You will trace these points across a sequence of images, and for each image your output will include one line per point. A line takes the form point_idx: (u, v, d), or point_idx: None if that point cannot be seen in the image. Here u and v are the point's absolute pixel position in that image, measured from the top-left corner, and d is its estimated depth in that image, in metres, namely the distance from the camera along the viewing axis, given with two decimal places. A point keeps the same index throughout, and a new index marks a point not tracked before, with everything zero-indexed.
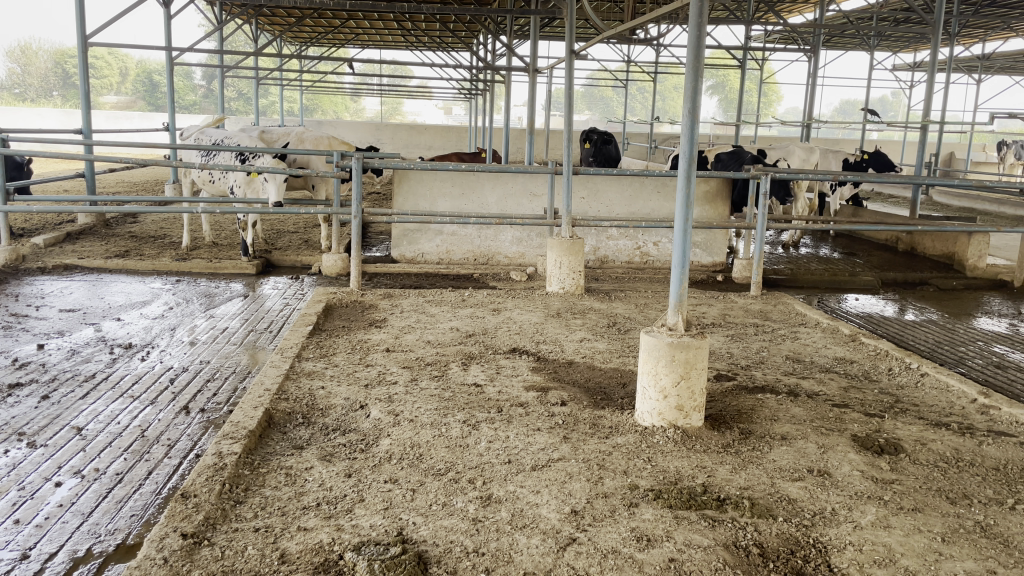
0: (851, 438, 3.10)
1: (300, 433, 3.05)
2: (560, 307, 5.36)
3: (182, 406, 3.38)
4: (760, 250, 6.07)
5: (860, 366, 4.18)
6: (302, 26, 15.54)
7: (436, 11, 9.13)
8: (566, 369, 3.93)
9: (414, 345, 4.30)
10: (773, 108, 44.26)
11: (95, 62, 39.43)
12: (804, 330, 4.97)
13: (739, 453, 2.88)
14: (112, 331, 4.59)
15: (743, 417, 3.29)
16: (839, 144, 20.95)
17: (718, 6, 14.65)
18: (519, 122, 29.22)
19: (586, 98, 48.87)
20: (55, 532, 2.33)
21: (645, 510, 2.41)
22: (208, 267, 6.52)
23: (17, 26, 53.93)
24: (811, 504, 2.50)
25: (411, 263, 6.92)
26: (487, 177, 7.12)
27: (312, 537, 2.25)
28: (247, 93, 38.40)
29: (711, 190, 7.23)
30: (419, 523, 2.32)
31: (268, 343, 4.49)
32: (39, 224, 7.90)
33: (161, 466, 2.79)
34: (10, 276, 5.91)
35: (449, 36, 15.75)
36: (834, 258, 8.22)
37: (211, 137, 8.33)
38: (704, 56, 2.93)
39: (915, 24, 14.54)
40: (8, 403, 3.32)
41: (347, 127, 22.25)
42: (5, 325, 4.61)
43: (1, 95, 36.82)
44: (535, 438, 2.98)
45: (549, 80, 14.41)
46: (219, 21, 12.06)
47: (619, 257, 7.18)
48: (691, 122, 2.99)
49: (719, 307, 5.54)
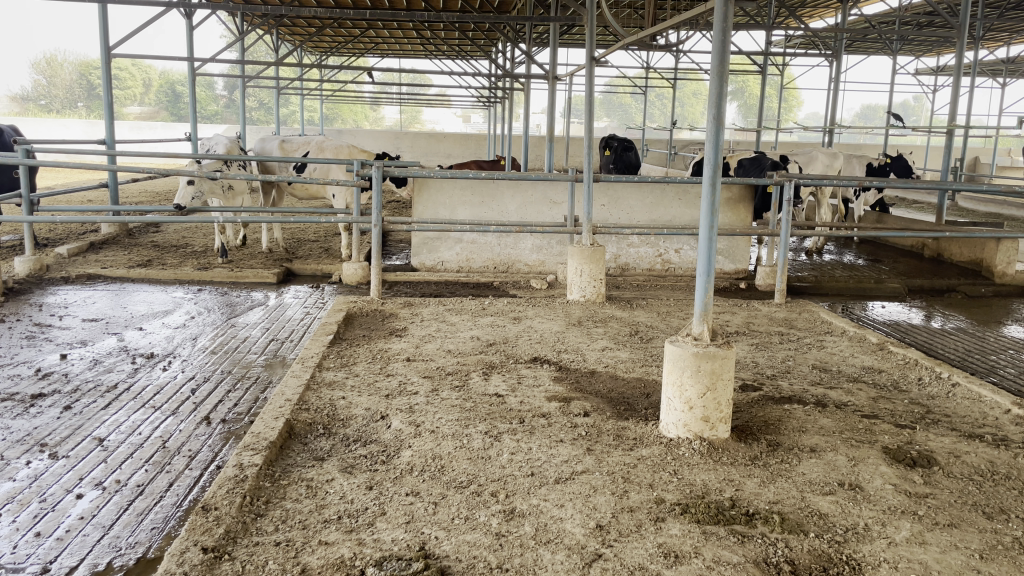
0: (883, 450, 3.02)
1: (320, 444, 3.03)
2: (582, 315, 5.32)
3: (203, 417, 3.37)
4: (784, 257, 5.95)
5: (889, 377, 4.10)
6: (323, 36, 15.64)
7: (457, 20, 9.10)
8: (589, 379, 3.87)
9: (435, 354, 4.27)
10: (792, 113, 44.02)
11: (118, 74, 39.93)
12: (830, 338, 4.89)
13: (767, 466, 2.82)
14: (134, 341, 4.60)
15: (770, 428, 3.23)
16: (861, 149, 20.72)
17: (738, 12, 14.59)
18: (539, 129, 29.31)
19: (605, 105, 48.96)
20: (75, 545, 2.31)
21: (673, 525, 2.35)
22: (230, 275, 6.54)
23: (43, 37, 54.88)
24: (843, 519, 2.43)
25: (431, 271, 6.91)
26: (507, 185, 7.09)
27: (333, 552, 2.21)
28: (268, 103, 38.81)
29: (733, 196, 7.16)
30: (442, 537, 2.29)
31: (288, 352, 4.48)
32: (64, 234, 7.98)
33: (183, 477, 2.77)
34: (34, 286, 5.95)
35: (468, 44, 15.76)
36: (858, 265, 8.11)
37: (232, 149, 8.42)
38: (730, 61, 2.87)
39: (938, 27, 14.40)
40: (30, 414, 3.32)
41: (366, 135, 22.34)
42: (29, 335, 4.63)
43: (29, 107, 37.40)
44: (558, 450, 2.93)
45: (569, 87, 14.37)
46: (241, 31, 12.15)
47: (640, 264, 7.12)
48: (715, 128, 2.93)
49: (743, 316, 5.47)
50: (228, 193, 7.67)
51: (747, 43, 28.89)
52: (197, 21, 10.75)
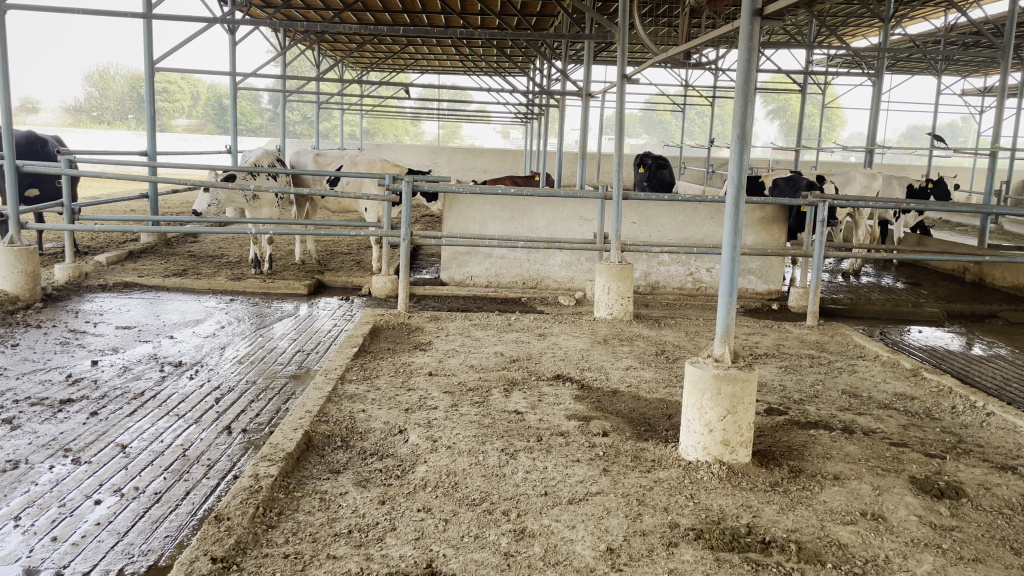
0: (909, 480, 2.94)
1: (337, 456, 3.04)
2: (608, 333, 5.28)
3: (224, 426, 3.40)
4: (817, 279, 5.85)
5: (921, 404, 3.98)
6: (363, 52, 15.86)
7: (493, 37, 9.15)
8: (611, 398, 3.83)
9: (457, 369, 4.27)
10: (834, 133, 43.57)
11: (167, 87, 40.89)
12: (862, 363, 4.78)
13: (787, 493, 2.75)
14: (164, 349, 4.68)
15: (793, 453, 3.16)
16: (904, 170, 20.38)
17: (779, 30, 14.46)
18: (577, 146, 29.34)
19: (644, 123, 48.89)
20: (90, 551, 2.34)
21: (686, 551, 2.31)
22: (262, 286, 6.62)
23: (96, 51, 56.54)
24: (863, 550, 2.36)
25: (459, 286, 6.93)
26: (537, 202, 7.10)
27: (340, 566, 2.21)
28: (310, 117, 39.47)
29: (767, 216, 7.07)
30: (450, 555, 2.27)
31: (314, 364, 4.51)
32: (105, 242, 8.18)
33: (199, 486, 2.80)
34: (72, 293, 6.10)
35: (506, 60, 15.86)
36: (896, 288, 7.94)
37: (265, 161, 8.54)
38: (755, 80, 2.83)
39: (985, 48, 14.12)
40: (58, 419, 3.39)
41: (404, 149, 22.55)
42: (63, 341, 4.73)
43: (81, 118, 38.44)
44: (574, 470, 2.90)
45: (605, 103, 14.37)
46: (282, 47, 12.37)
47: (671, 283, 7.06)
48: (740, 148, 2.90)
49: (773, 337, 5.37)
50: (254, 203, 7.75)
51: (788, 61, 28.67)
52: (240, 37, 10.97)
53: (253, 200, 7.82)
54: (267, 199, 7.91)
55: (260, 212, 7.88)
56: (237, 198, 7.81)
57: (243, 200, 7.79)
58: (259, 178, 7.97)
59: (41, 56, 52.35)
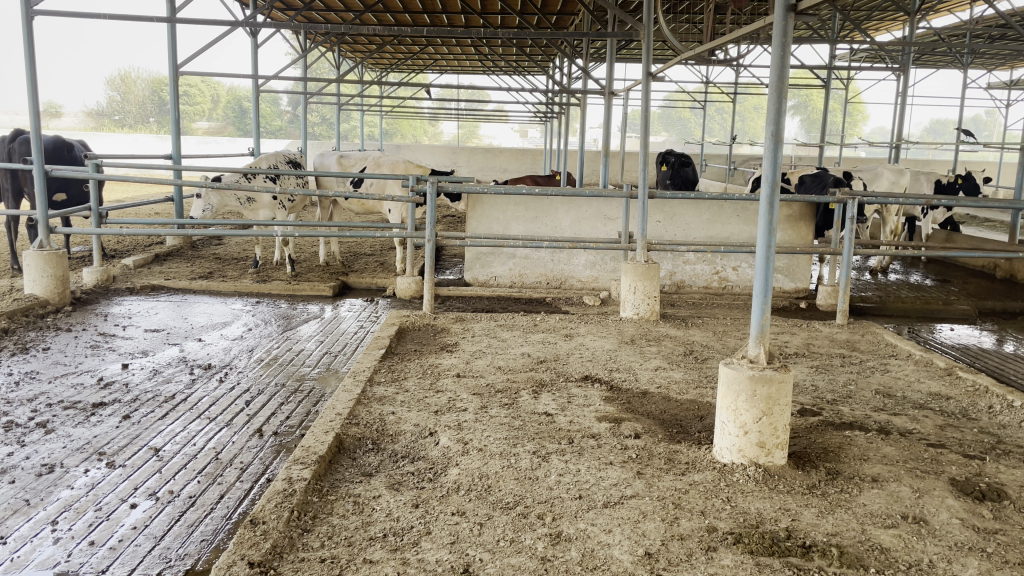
0: (950, 482, 2.88)
1: (369, 459, 3.03)
2: (634, 333, 5.24)
3: (255, 429, 3.41)
4: (846, 277, 5.76)
5: (957, 404, 3.91)
6: (382, 53, 15.91)
7: (514, 36, 9.10)
8: (641, 399, 3.80)
9: (485, 370, 4.26)
10: (856, 128, 43.19)
11: (188, 90, 41.20)
12: (895, 362, 4.71)
13: (826, 496, 2.71)
14: (193, 352, 4.70)
15: (829, 455, 3.11)
16: (929, 165, 20.14)
17: (801, 25, 14.32)
18: (596, 144, 29.28)
19: (663, 120, 48.69)
20: (127, 555, 2.34)
21: (725, 556, 2.27)
22: (287, 288, 6.64)
23: (117, 55, 57.15)
24: (906, 554, 2.32)
25: (483, 286, 6.92)
26: (561, 201, 7.07)
27: (376, 571, 2.20)
28: (330, 118, 39.65)
29: (794, 213, 7.00)
30: (486, 560, 2.25)
31: (342, 365, 4.52)
32: (131, 246, 8.27)
33: (233, 490, 2.80)
34: (101, 296, 6.16)
35: (525, 60, 15.83)
36: (925, 285, 7.82)
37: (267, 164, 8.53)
38: (788, 77, 2.79)
39: (1012, 40, 13.90)
40: (91, 422, 3.41)
41: (424, 149, 22.60)
42: (94, 344, 4.77)
43: (104, 122, 38.84)
44: (607, 473, 2.87)
45: (625, 101, 14.30)
46: (303, 49, 12.41)
47: (696, 282, 7.01)
48: (774, 144, 2.85)
49: (803, 337, 5.31)
50: (249, 205, 7.76)
51: (809, 56, 28.41)
52: (262, 39, 11.02)
53: (249, 203, 7.84)
54: (263, 201, 7.92)
55: (256, 214, 7.90)
56: (231, 201, 7.85)
57: (237, 203, 7.82)
58: (254, 180, 7.98)
59: (62, 61, 52.92)
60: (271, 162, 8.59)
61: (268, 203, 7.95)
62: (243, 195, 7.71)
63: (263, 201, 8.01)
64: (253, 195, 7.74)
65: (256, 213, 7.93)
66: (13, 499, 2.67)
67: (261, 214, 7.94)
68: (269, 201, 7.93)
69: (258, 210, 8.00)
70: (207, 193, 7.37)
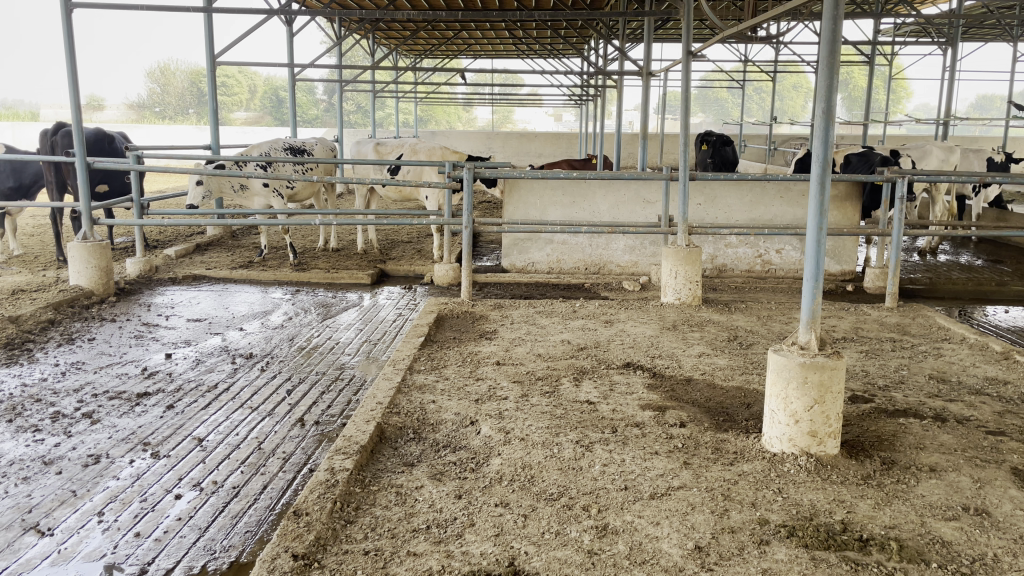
0: (1011, 472, 2.76)
1: (410, 449, 3.00)
2: (676, 319, 5.14)
3: (297, 418, 3.41)
4: (896, 258, 5.54)
5: (1016, 389, 3.76)
6: (417, 39, 15.87)
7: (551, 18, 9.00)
8: (685, 387, 3.72)
9: (525, 358, 4.20)
10: (900, 106, 42.21)
11: (226, 81, 41.66)
12: (948, 346, 4.55)
13: (881, 487, 2.61)
14: (235, 340, 4.73)
15: (883, 444, 3.01)
16: (981, 142, 19.54)
17: None
18: (633, 127, 29.02)
19: (699, 101, 48.18)
20: (172, 547, 2.34)
21: (778, 550, 2.20)
22: (326, 275, 6.67)
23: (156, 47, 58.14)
24: (969, 548, 2.22)
25: (521, 272, 6.86)
26: (599, 185, 6.98)
27: (421, 564, 2.17)
28: (365, 106, 39.88)
29: (840, 194, 6.81)
30: (532, 553, 2.21)
31: (381, 353, 4.50)
32: (173, 237, 8.40)
33: (275, 480, 2.80)
34: (144, 286, 6.25)
35: (559, 42, 15.68)
36: (977, 266, 7.57)
37: (259, 153, 8.49)
38: (840, 51, 2.68)
39: None
40: (135, 412, 3.44)
41: (458, 134, 22.59)
42: (138, 334, 4.83)
43: (144, 113, 39.39)
44: (653, 463, 2.81)
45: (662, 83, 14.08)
46: (339, 36, 12.42)
47: (739, 265, 6.88)
48: (825, 122, 2.74)
49: (851, 321, 5.17)
50: (242, 193, 7.74)
51: (853, 33, 27.77)
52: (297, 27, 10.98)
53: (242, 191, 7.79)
54: (256, 189, 7.88)
55: (250, 201, 7.91)
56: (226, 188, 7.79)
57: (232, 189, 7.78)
58: (247, 168, 7.91)
59: None
60: (262, 151, 8.53)
61: (262, 190, 7.95)
62: (236, 183, 7.68)
63: (256, 188, 7.94)
64: (246, 182, 7.71)
65: (250, 201, 7.91)
66: (60, 490, 2.69)
67: (255, 202, 7.94)
68: (262, 189, 7.89)
69: (251, 198, 7.92)
70: (199, 179, 7.32)
